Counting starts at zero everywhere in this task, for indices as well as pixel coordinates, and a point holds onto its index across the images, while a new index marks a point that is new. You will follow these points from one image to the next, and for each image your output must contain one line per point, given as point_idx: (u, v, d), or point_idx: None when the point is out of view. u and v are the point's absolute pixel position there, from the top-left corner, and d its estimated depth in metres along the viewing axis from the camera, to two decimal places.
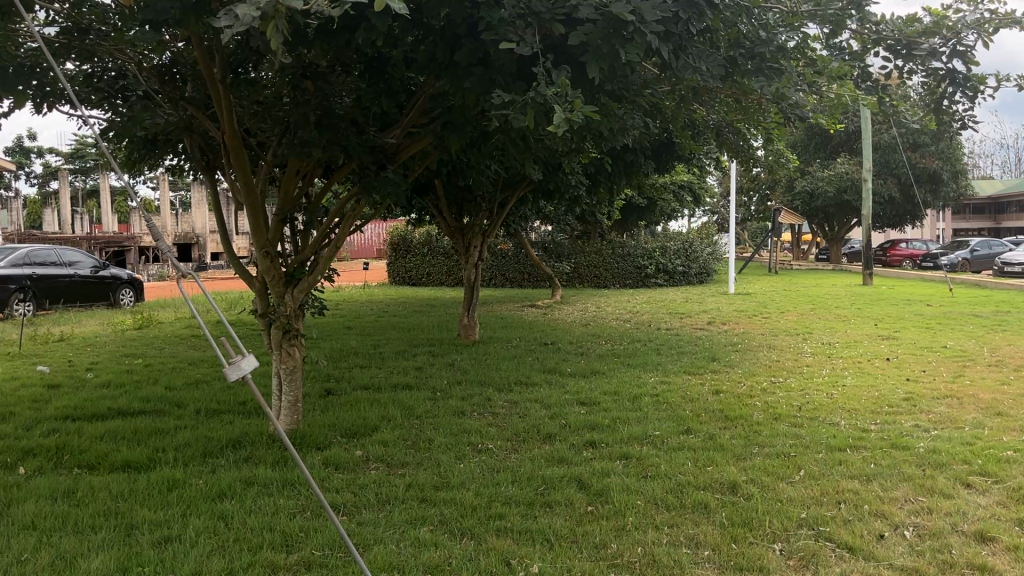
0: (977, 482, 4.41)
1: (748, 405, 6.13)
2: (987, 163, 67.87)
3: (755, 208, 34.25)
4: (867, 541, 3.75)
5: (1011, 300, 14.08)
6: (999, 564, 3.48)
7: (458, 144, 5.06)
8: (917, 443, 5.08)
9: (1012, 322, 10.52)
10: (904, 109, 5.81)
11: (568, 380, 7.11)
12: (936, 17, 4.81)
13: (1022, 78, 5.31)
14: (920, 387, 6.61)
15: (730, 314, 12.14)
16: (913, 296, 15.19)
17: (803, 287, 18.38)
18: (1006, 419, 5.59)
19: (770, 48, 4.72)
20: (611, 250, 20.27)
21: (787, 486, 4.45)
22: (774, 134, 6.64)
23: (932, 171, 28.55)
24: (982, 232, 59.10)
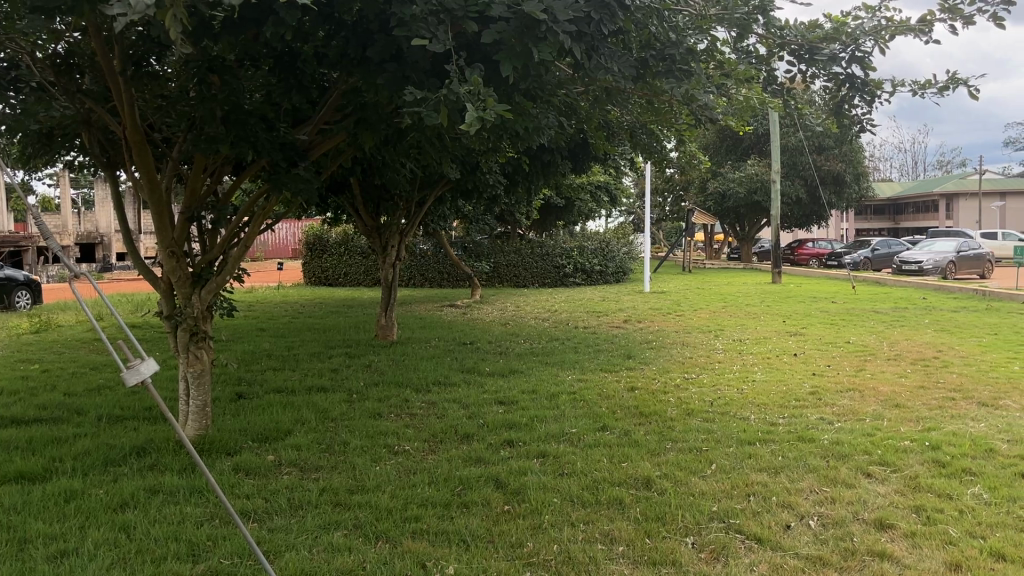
0: (877, 472, 4.59)
1: (661, 402, 6.23)
2: (885, 167, 71.35)
3: (670, 209, 34.99)
4: (774, 532, 3.86)
5: (908, 297, 14.74)
6: (896, 551, 3.64)
7: (372, 141, 4.99)
8: (821, 435, 5.25)
9: (909, 318, 11.01)
10: (808, 113, 5.98)
11: (486, 380, 7.08)
12: (836, 25, 5.00)
13: (915, 84, 5.55)
14: (825, 381, 6.86)
15: (646, 312, 12.35)
16: (819, 293, 15.73)
17: (714, 285, 18.89)
18: (904, 410, 5.84)
19: (680, 50, 4.73)
20: (530, 250, 20.42)
21: (699, 480, 4.54)
22: (685, 136, 6.77)
23: (836, 174, 29.68)
24: (882, 232, 61.87)
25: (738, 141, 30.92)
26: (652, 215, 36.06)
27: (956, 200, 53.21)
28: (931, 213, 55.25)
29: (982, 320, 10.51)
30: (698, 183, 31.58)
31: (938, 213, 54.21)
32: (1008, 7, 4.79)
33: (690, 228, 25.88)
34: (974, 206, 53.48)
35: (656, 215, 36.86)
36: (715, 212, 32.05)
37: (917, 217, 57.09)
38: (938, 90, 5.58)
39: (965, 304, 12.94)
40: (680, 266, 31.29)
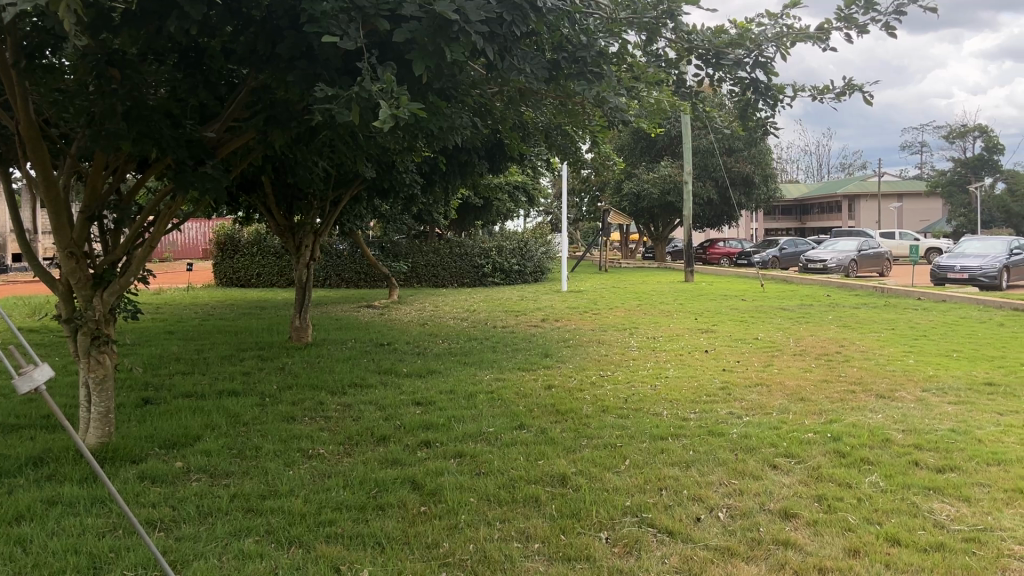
0: (782, 463, 4.75)
1: (577, 399, 6.31)
2: (792, 170, 74.02)
3: (586, 209, 35.44)
4: (685, 525, 3.95)
5: (812, 294, 15.30)
6: (799, 539, 3.77)
7: (283, 139, 4.89)
8: (730, 429, 5.41)
9: (814, 314, 11.44)
10: (716, 116, 6.16)
11: (403, 381, 7.02)
12: (741, 30, 5.18)
13: (814, 90, 5.79)
14: (734, 376, 7.06)
15: (563, 311, 12.48)
16: (729, 292, 16.19)
17: (629, 284, 19.23)
18: (808, 403, 6.07)
19: (591, 53, 4.81)
20: (448, 250, 20.38)
21: (614, 476, 4.61)
22: (599, 137, 6.87)
23: (745, 175, 30.64)
24: (789, 232, 64.14)
25: (652, 142, 31.50)
26: (570, 215, 36.47)
27: (858, 201, 55.58)
28: (835, 214, 57.54)
29: (881, 316, 11.00)
30: (614, 184, 32.10)
31: (841, 214, 56.53)
32: (899, 17, 5.03)
33: (606, 228, 26.24)
34: (875, 207, 55.98)
35: (574, 215, 37.30)
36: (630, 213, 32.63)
37: (822, 217, 59.40)
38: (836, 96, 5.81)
39: (864, 300, 13.53)
40: (596, 265, 31.71)
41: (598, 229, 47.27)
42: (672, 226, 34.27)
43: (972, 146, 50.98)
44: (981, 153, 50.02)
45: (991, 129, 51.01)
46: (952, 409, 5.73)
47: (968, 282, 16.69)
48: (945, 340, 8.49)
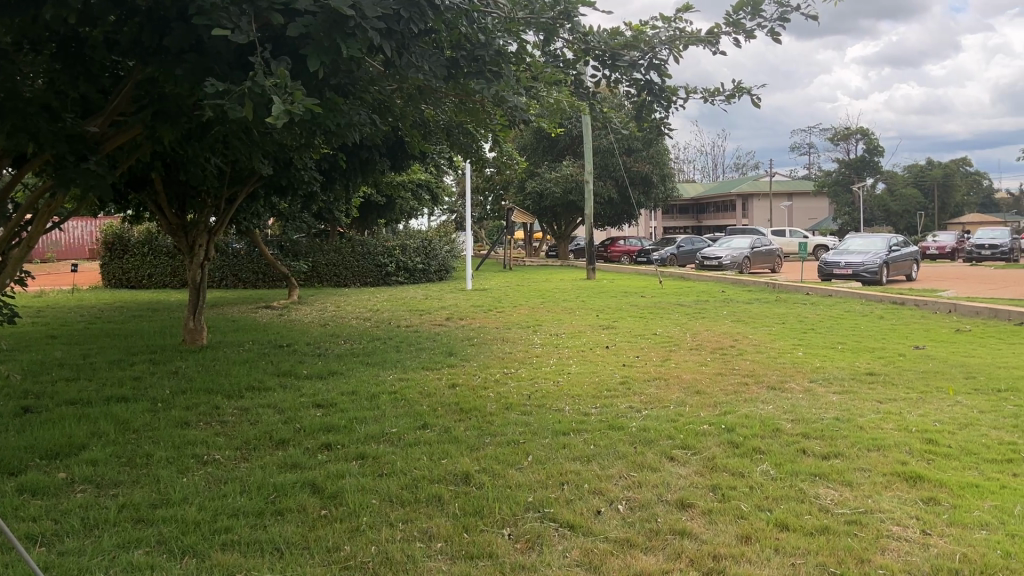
0: (679, 455, 4.88)
1: (481, 397, 6.33)
2: (689, 170, 76.31)
3: (490, 208, 35.57)
4: (586, 518, 4.02)
5: (708, 290, 15.81)
6: (694, 528, 3.89)
7: (173, 135, 4.72)
8: (630, 423, 5.53)
9: (710, 309, 11.83)
10: (613, 116, 6.31)
11: (304, 383, 6.88)
12: (635, 32, 5.31)
13: (704, 93, 6.01)
14: (634, 371, 7.22)
15: (467, 309, 12.50)
16: (629, 289, 16.55)
17: (533, 282, 19.42)
18: (704, 396, 6.27)
19: (489, 52, 4.83)
20: (349, 249, 20.10)
21: (516, 472, 4.65)
22: (500, 136, 6.92)
23: (644, 175, 31.41)
24: (687, 230, 66.08)
25: (554, 142, 31.87)
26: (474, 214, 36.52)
27: (751, 200, 57.75)
28: (730, 213, 59.61)
29: (772, 310, 11.45)
30: (517, 183, 32.34)
31: (735, 213, 58.60)
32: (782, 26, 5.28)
33: (510, 227, 26.42)
34: (767, 206, 58.30)
35: (477, 214, 37.39)
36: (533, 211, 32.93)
37: (718, 216, 61.46)
38: (726, 98, 6.04)
39: (757, 296, 14.06)
40: (500, 264, 31.84)
41: (501, 228, 47.52)
42: (575, 225, 34.76)
43: (855, 148, 53.71)
44: (863, 155, 52.76)
45: (872, 132, 53.88)
46: (837, 398, 6.02)
47: (852, 277, 17.57)
48: (830, 333, 8.92)
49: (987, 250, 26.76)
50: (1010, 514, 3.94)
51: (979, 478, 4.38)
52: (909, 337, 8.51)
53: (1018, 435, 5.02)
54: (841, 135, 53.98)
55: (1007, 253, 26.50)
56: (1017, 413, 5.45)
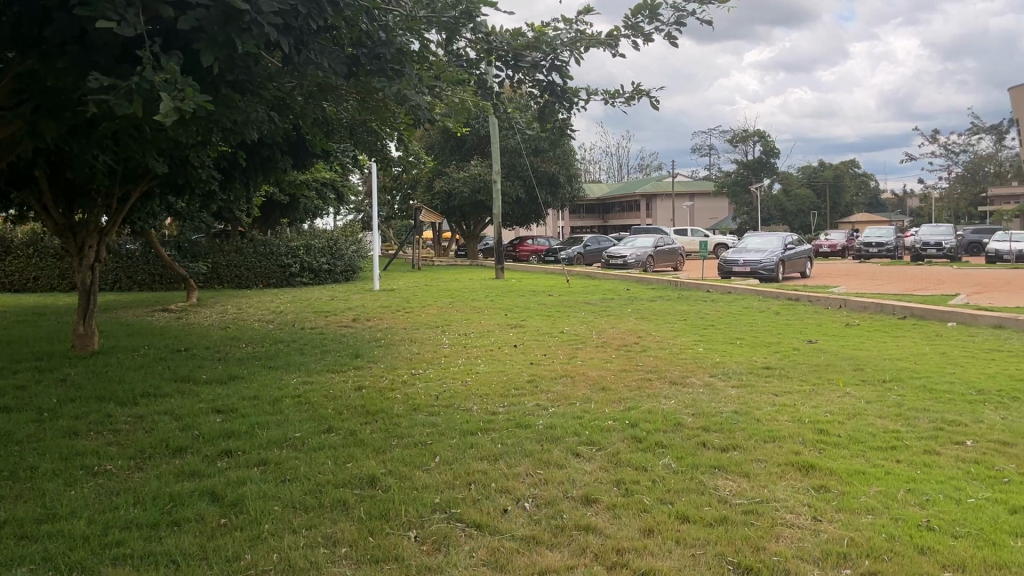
0: (584, 451, 4.95)
1: (388, 399, 6.27)
2: (596, 170, 77.57)
3: (398, 207, 35.29)
4: (492, 517, 4.03)
5: (613, 289, 16.11)
6: (599, 523, 3.95)
7: (56, 131, 4.50)
8: (536, 421, 5.58)
9: (615, 308, 12.05)
10: (517, 116, 6.38)
11: (203, 389, 6.66)
12: (538, 34, 5.38)
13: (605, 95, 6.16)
14: (541, 369, 7.28)
15: (374, 310, 12.36)
16: (537, 288, 16.70)
17: (441, 282, 19.37)
18: (609, 392, 6.37)
19: (391, 50, 4.78)
20: (252, 249, 19.59)
21: (423, 474, 4.62)
22: (405, 135, 6.90)
23: (551, 175, 31.76)
24: (594, 230, 67.16)
25: (461, 142, 31.86)
26: (381, 214, 36.17)
27: (655, 200, 59.15)
28: (636, 212, 60.86)
29: (675, 308, 11.75)
30: (425, 182, 32.19)
31: (640, 213, 59.89)
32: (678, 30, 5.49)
33: (418, 227, 26.28)
34: (671, 206, 59.80)
35: (385, 214, 37.04)
36: (441, 211, 32.85)
37: (624, 216, 62.67)
38: (627, 100, 6.21)
39: (660, 293, 14.40)
40: (408, 264, 31.63)
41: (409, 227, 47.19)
42: (483, 225, 34.82)
43: (753, 150, 55.68)
44: (760, 156, 54.74)
45: (768, 135, 55.99)
46: (736, 392, 6.21)
47: (749, 275, 18.21)
48: (729, 329, 9.21)
49: (875, 247, 28.18)
50: (894, 498, 4.16)
51: (865, 465, 4.60)
52: (803, 332, 8.87)
53: (901, 423, 5.30)
54: (740, 137, 55.85)
55: (893, 251, 27.97)
56: (900, 403, 5.76)
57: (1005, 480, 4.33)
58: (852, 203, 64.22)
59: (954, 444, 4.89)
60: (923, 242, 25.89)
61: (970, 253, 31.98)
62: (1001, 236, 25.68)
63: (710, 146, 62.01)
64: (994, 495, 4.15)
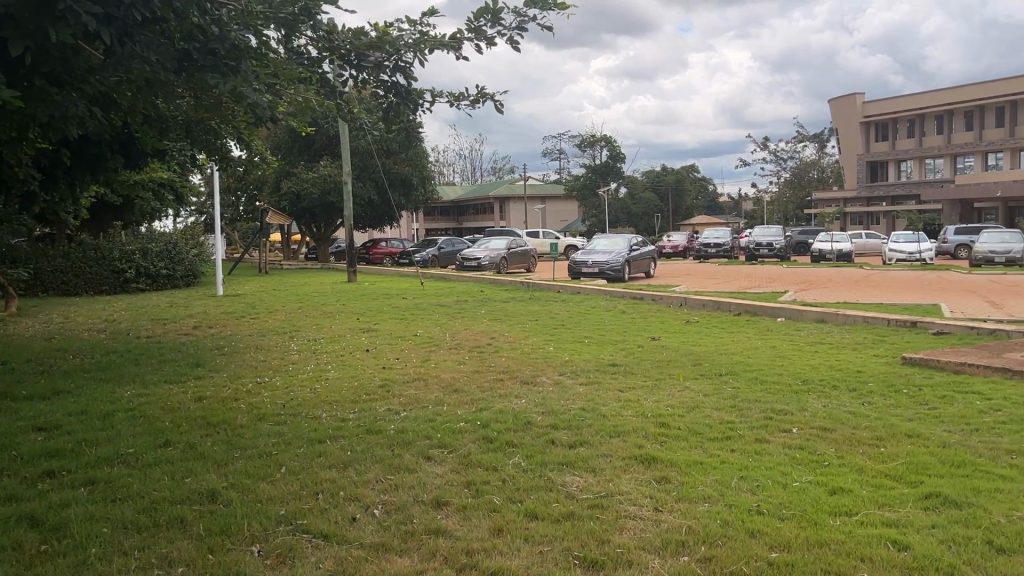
0: (435, 455, 4.94)
1: (232, 409, 6.02)
2: (449, 172, 77.81)
3: (243, 209, 34.02)
4: (340, 526, 3.94)
5: (467, 290, 16.19)
6: (449, 526, 3.95)
7: None
8: (387, 426, 5.51)
9: (467, 309, 12.11)
10: (362, 117, 6.38)
11: (23, 406, 6.14)
12: (380, 35, 5.45)
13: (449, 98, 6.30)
14: (393, 373, 7.20)
15: (217, 317, 11.83)
16: (389, 291, 16.54)
17: (289, 286, 18.81)
18: (461, 394, 6.39)
19: (226, 46, 4.65)
20: (80, 254, 18.33)
21: (268, 485, 4.46)
22: (246, 133, 6.72)
23: (403, 177, 31.61)
24: (448, 232, 67.32)
25: (310, 142, 31.13)
26: (226, 215, 34.73)
27: (507, 202, 60.02)
28: (489, 214, 61.47)
29: (526, 308, 11.95)
30: (272, 183, 31.20)
31: (493, 215, 60.60)
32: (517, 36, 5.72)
33: (265, 229, 25.42)
34: (523, 208, 60.84)
35: (229, 216, 35.61)
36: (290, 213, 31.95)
37: (478, 218, 63.19)
38: (471, 103, 6.40)
39: (512, 295, 14.60)
40: (257, 268, 30.55)
41: (255, 229, 45.57)
42: (335, 227, 34.13)
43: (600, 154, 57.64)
44: (607, 161, 56.74)
45: (614, 140, 58.09)
46: (584, 389, 6.38)
47: (598, 275, 18.79)
48: (578, 328, 9.44)
49: (712, 248, 29.76)
50: (728, 486, 4.39)
51: (703, 455, 4.83)
52: (647, 329, 9.23)
53: (735, 414, 5.61)
54: (589, 141, 57.57)
55: (729, 251, 29.68)
56: (734, 394, 6.10)
57: (826, 463, 4.67)
58: (692, 205, 67.60)
59: (782, 432, 5.22)
60: (756, 242, 27.62)
61: (796, 253, 34.40)
62: (822, 237, 27.79)
63: (560, 150, 63.51)
64: (816, 478, 4.46)
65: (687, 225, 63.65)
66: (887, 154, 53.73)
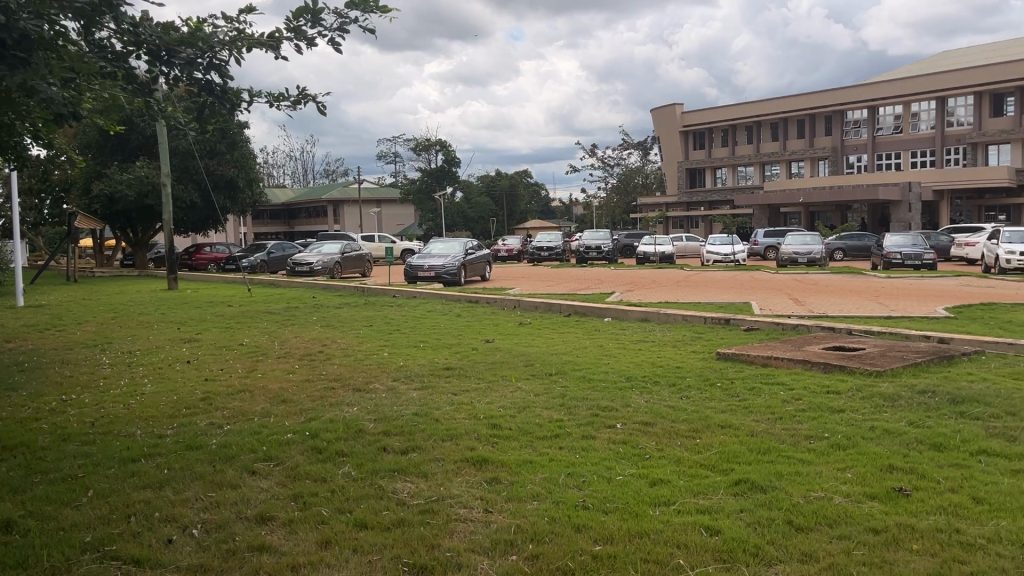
0: (261, 468, 4.75)
1: (31, 430, 5.53)
2: (281, 174, 75.46)
3: (48, 212, 31.44)
4: (154, 550, 3.71)
5: (298, 297, 15.74)
6: (274, 541, 3.81)
7: None
8: (209, 441, 5.25)
9: (297, 316, 11.77)
10: (175, 114, 6.10)
11: None
12: (192, 30, 5.25)
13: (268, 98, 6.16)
14: (217, 385, 6.88)
15: (15, 330, 10.85)
16: (214, 298, 15.81)
17: (101, 295, 17.57)
18: (289, 404, 6.19)
19: (14, 34, 4.25)
20: None
21: (73, 511, 4.13)
22: (43, 130, 6.22)
23: (228, 179, 30.35)
24: (280, 236, 65.25)
25: (125, 141, 29.25)
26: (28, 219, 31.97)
27: (341, 206, 58.97)
28: (323, 217, 60.16)
29: (359, 314, 11.77)
30: (82, 185, 29.05)
31: (327, 219, 59.36)
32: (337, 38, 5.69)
33: (74, 235, 23.63)
34: (358, 212, 59.98)
35: None
36: (102, 217, 29.85)
37: (312, 222, 61.66)
38: (292, 104, 6.28)
39: (344, 300, 14.33)
40: (66, 276, 28.31)
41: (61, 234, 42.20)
42: (155, 232, 32.23)
43: (435, 158, 57.83)
44: (441, 165, 57.02)
45: (449, 144, 58.43)
46: (416, 394, 6.36)
47: (433, 279, 18.82)
48: (412, 333, 9.40)
49: (545, 252, 30.57)
50: (556, 483, 4.50)
51: (532, 454, 4.94)
52: (481, 332, 9.33)
53: (563, 412, 5.77)
54: (424, 146, 57.61)
55: (560, 254, 30.62)
56: (564, 393, 6.27)
57: (647, 456, 4.89)
58: (526, 209, 69.13)
59: (607, 428, 5.43)
60: (586, 245, 28.63)
61: (622, 255, 35.98)
62: (647, 240, 29.22)
63: (396, 154, 63.12)
64: (638, 471, 4.67)
65: (522, 229, 65.08)
66: (706, 162, 57.28)
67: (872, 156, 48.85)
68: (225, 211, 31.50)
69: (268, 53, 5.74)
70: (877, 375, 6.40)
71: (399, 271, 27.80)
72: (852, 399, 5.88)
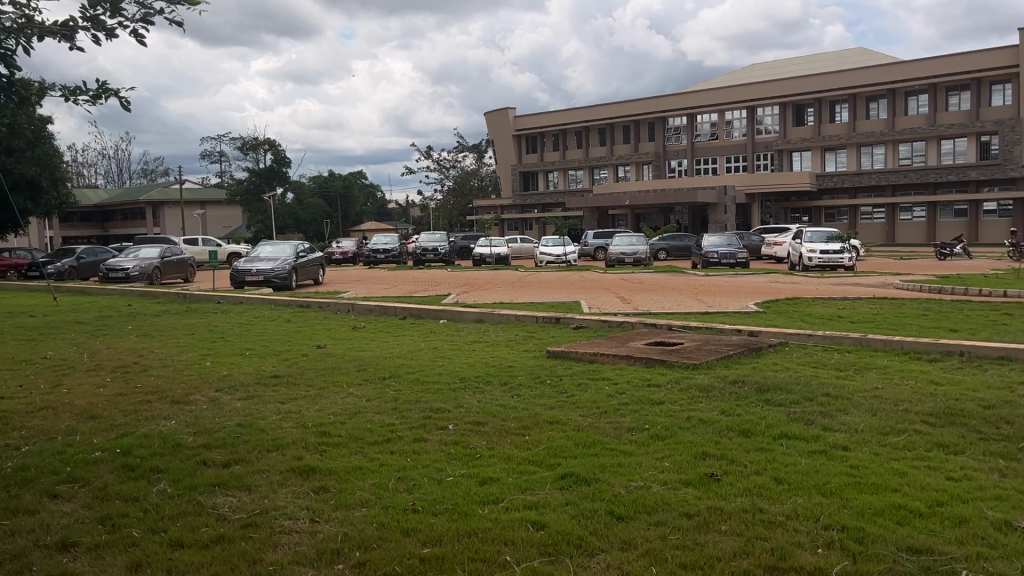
0: (64, 491, 4.41)
1: None
2: (93, 174, 70.41)
3: None
4: None
5: (112, 305, 14.72)
6: (77, 568, 3.54)
7: None
8: (4, 465, 4.80)
9: (109, 326, 11.00)
10: None
11: None
12: None
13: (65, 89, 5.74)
14: (14, 403, 6.31)
15: None
16: (12, 309, 14.49)
17: None
18: (99, 420, 5.78)
19: None
20: None
21: None
22: None
23: (29, 178, 27.95)
24: (92, 240, 60.89)
25: None
26: None
27: (162, 208, 55.80)
28: (142, 220, 56.66)
29: (179, 322, 11.16)
30: None
31: (146, 222, 55.98)
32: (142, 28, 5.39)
33: None
34: (180, 214, 56.96)
35: None
36: None
37: (130, 225, 57.94)
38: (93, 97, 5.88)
39: (165, 308, 13.55)
40: None
41: None
42: None
43: (263, 158, 55.91)
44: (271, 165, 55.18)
45: (279, 144, 56.62)
46: (241, 404, 6.11)
47: (262, 283, 18.16)
48: (238, 340, 9.02)
49: (381, 254, 30.26)
50: (386, 488, 4.45)
51: (362, 460, 4.86)
52: (311, 338, 9.09)
53: (395, 416, 5.72)
54: (252, 145, 55.57)
55: (397, 256, 30.45)
56: (395, 397, 6.22)
57: (477, 456, 4.93)
58: (362, 211, 68.21)
59: (438, 429, 5.43)
60: (422, 247, 28.61)
61: (458, 256, 36.24)
62: (482, 242, 29.58)
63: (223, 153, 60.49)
64: (468, 471, 4.70)
65: (358, 231, 64.17)
66: (540, 165, 58.83)
67: (691, 161, 52.00)
68: (27, 213, 29.00)
69: (64, 42, 5.35)
70: (694, 368, 6.79)
71: (225, 275, 26.65)
72: (671, 391, 6.19)
